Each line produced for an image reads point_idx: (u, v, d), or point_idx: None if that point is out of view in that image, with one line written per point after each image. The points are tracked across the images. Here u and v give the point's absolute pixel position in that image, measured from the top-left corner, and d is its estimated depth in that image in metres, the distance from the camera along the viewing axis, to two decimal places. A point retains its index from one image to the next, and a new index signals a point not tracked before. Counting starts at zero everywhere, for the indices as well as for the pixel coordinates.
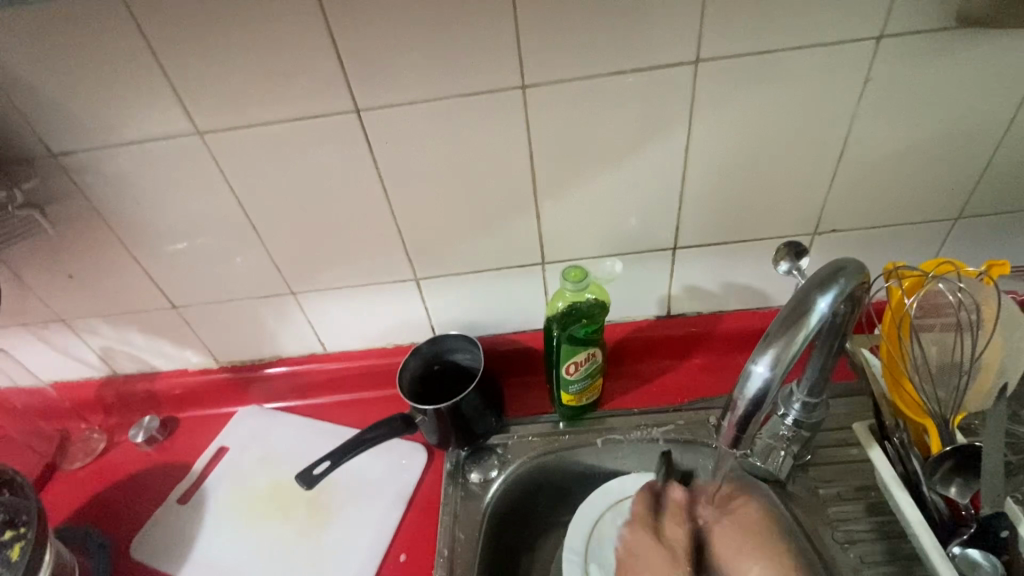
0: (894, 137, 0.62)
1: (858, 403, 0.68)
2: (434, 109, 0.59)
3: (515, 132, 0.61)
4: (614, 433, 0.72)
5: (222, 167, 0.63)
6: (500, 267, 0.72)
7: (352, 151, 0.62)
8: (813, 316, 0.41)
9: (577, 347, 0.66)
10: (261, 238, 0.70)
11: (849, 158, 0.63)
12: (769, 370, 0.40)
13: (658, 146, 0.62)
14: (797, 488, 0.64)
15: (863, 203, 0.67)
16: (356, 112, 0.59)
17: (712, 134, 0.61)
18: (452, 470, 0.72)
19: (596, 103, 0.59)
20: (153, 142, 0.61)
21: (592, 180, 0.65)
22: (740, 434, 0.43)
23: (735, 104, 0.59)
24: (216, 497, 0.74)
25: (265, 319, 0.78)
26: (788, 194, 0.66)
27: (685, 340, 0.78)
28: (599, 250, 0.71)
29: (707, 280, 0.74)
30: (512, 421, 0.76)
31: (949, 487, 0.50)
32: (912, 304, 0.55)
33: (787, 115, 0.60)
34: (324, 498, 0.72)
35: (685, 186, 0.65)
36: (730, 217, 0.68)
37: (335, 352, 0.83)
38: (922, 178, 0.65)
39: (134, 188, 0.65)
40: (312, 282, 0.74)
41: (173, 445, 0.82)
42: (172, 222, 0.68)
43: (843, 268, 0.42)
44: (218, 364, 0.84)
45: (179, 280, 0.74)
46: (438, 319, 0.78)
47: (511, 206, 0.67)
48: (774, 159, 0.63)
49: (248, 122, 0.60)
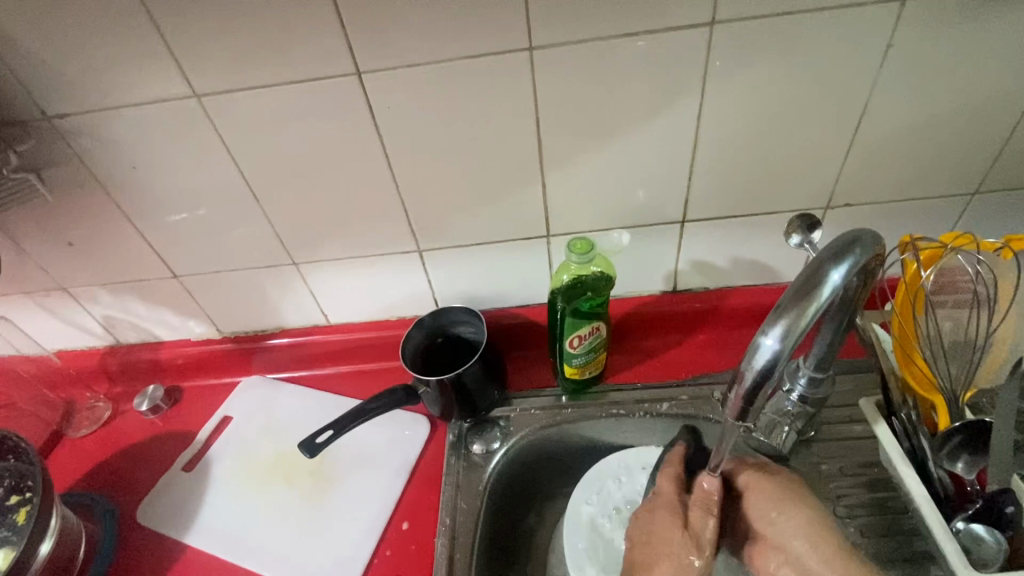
0: (915, 106, 0.59)
1: (864, 379, 0.68)
2: (438, 73, 0.57)
3: (521, 97, 0.59)
4: (618, 407, 0.72)
5: (221, 132, 0.62)
6: (505, 238, 0.71)
7: (353, 116, 0.60)
8: (826, 288, 0.40)
9: (581, 320, 0.65)
10: (262, 206, 0.68)
11: (867, 127, 0.61)
12: (778, 342, 0.40)
13: (669, 113, 0.60)
14: (800, 463, 0.64)
15: (878, 176, 0.65)
16: (356, 75, 0.57)
17: (726, 101, 0.59)
18: (454, 441, 0.72)
19: (605, 67, 0.57)
20: (149, 105, 0.59)
21: (600, 149, 0.63)
22: (746, 407, 0.43)
23: (751, 70, 0.57)
24: (220, 465, 0.75)
25: (267, 289, 0.78)
26: (802, 166, 0.64)
27: (690, 316, 0.77)
28: (606, 222, 0.69)
29: (715, 255, 0.73)
30: (515, 394, 0.76)
31: (956, 463, 0.50)
32: (929, 277, 0.53)
33: (804, 82, 0.57)
34: (328, 466, 0.73)
35: (696, 155, 0.63)
36: (741, 190, 0.66)
37: (338, 324, 0.82)
38: (940, 151, 0.63)
39: (132, 154, 0.63)
40: (314, 252, 0.73)
41: (177, 414, 0.82)
42: (171, 190, 0.67)
43: (858, 239, 0.41)
44: (221, 334, 0.84)
45: (180, 250, 0.73)
46: (442, 291, 0.78)
47: (518, 176, 0.65)
48: (788, 130, 0.61)
49: (246, 85, 0.58)
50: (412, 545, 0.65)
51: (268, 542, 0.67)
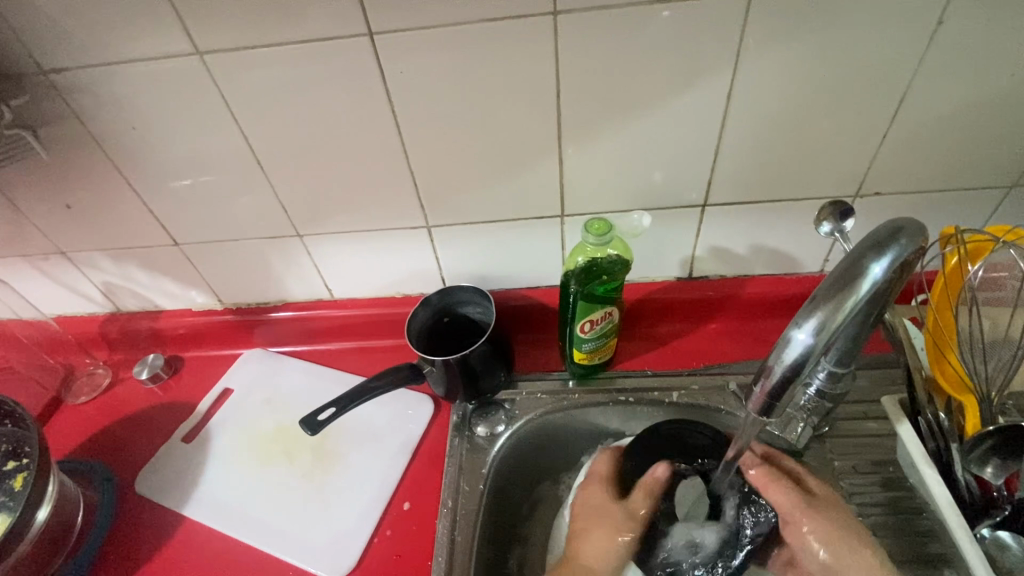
0: (960, 92, 0.56)
1: (884, 375, 0.66)
2: (455, 36, 0.53)
3: (542, 66, 0.55)
4: (625, 395, 0.71)
5: (225, 94, 0.59)
6: (517, 217, 0.68)
7: (363, 80, 0.57)
8: (865, 282, 0.37)
9: (594, 304, 0.63)
10: (266, 174, 0.66)
11: (907, 111, 0.58)
12: (811, 337, 0.38)
13: (698, 90, 0.57)
14: (812, 458, 0.62)
15: (912, 165, 0.62)
16: (368, 36, 0.54)
17: (759, 78, 0.56)
18: (458, 422, 0.70)
19: (633, 36, 0.53)
20: (150, 62, 0.56)
21: (622, 126, 0.60)
22: (772, 402, 0.41)
23: (788, 45, 0.53)
24: (220, 437, 0.74)
25: (270, 261, 0.76)
26: (834, 150, 0.61)
27: (704, 304, 0.74)
28: (624, 202, 0.66)
29: (735, 242, 0.70)
30: (521, 377, 0.74)
31: (984, 467, 0.47)
32: (975, 271, 0.50)
33: (843, 60, 0.54)
34: (329, 442, 0.72)
35: (723, 136, 0.60)
36: (768, 174, 0.63)
37: (342, 299, 0.80)
38: (983, 140, 0.60)
39: (132, 114, 0.61)
40: (320, 224, 0.71)
41: (177, 384, 0.81)
42: (174, 154, 0.64)
43: (902, 228, 0.38)
44: (223, 305, 0.82)
45: (182, 217, 0.71)
46: (450, 269, 0.75)
47: (534, 152, 0.62)
48: (822, 112, 0.58)
49: (251, 43, 0.55)
50: (413, 526, 0.64)
51: (266, 517, 0.66)
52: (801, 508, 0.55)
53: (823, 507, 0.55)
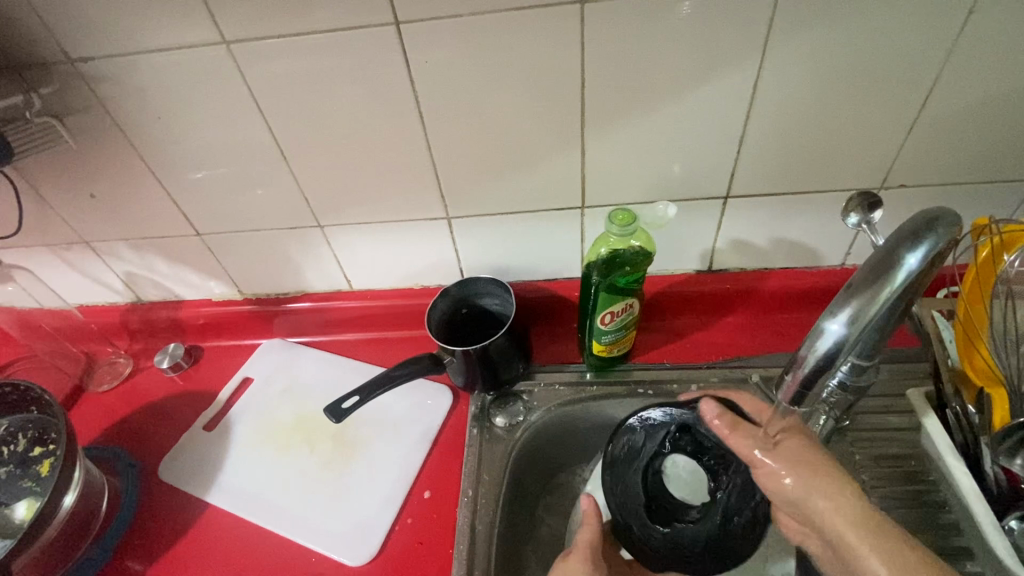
0: (990, 83, 0.55)
1: (907, 369, 0.65)
2: (480, 25, 0.53)
3: (567, 56, 0.55)
4: (643, 387, 0.71)
5: (249, 83, 0.59)
6: (538, 208, 0.68)
7: (388, 70, 0.57)
8: (900, 273, 0.37)
9: (615, 296, 0.63)
10: (288, 165, 0.66)
11: (935, 102, 0.57)
12: (844, 328, 0.38)
13: (723, 81, 0.56)
14: (833, 451, 0.62)
15: (938, 158, 0.61)
16: (394, 26, 0.54)
17: (786, 69, 0.55)
18: (477, 413, 0.71)
19: (660, 25, 0.52)
20: (176, 52, 0.57)
21: (645, 117, 0.59)
22: (804, 391, 0.42)
23: (817, 36, 0.53)
24: (240, 425, 0.74)
25: (289, 251, 0.76)
26: (859, 142, 0.60)
27: (723, 297, 0.74)
28: (645, 193, 0.66)
29: (755, 234, 0.70)
30: (539, 368, 0.74)
31: (1013, 459, 0.46)
32: (1011, 262, 0.50)
33: (872, 51, 0.53)
34: (349, 431, 0.72)
35: (747, 127, 0.60)
36: (791, 166, 0.63)
37: (360, 290, 0.81)
38: (1012, 132, 0.59)
39: (157, 103, 0.61)
40: (339, 214, 0.71)
41: (197, 373, 0.82)
42: (198, 145, 0.65)
43: (938, 218, 0.38)
44: (242, 296, 0.83)
45: (205, 208, 0.71)
46: (468, 261, 0.75)
47: (556, 143, 0.62)
48: (849, 103, 0.57)
49: (276, 32, 0.55)
50: (434, 515, 0.64)
51: (287, 504, 0.67)
52: (767, 451, 0.50)
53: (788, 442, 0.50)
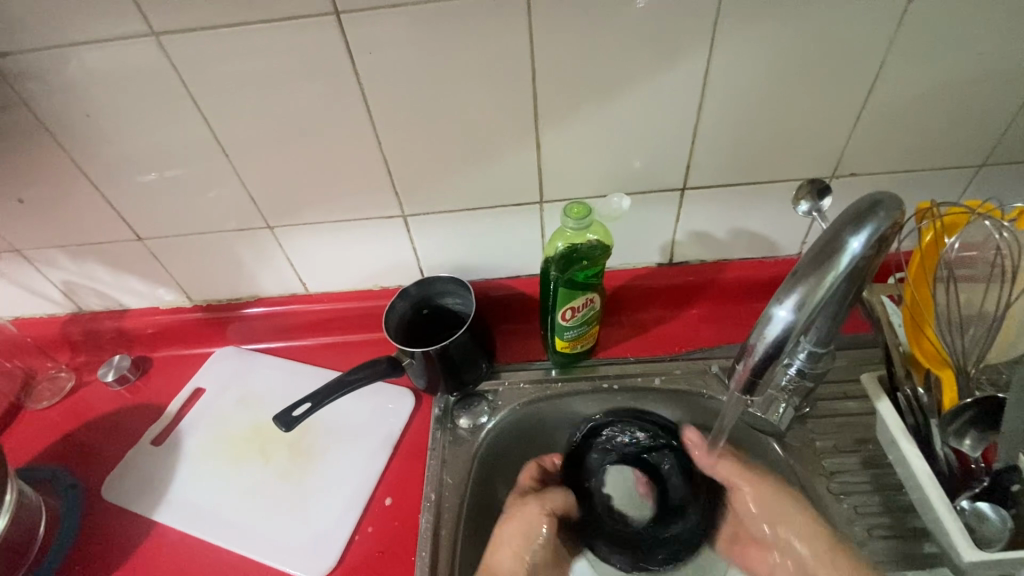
0: (931, 71, 0.56)
1: (863, 354, 0.66)
2: (424, 15, 0.52)
3: (516, 47, 0.54)
4: (608, 382, 0.70)
5: (184, 77, 0.56)
6: (495, 203, 0.67)
7: (330, 63, 0.55)
8: (843, 258, 0.37)
9: (575, 291, 0.62)
10: (233, 165, 0.63)
11: (881, 89, 0.57)
12: (792, 314, 0.37)
13: (674, 70, 0.56)
14: (794, 438, 0.62)
15: (885, 146, 0.62)
16: (335, 16, 0.52)
17: (736, 60, 0.55)
18: (440, 415, 0.69)
19: (608, 14, 0.52)
20: (103, 45, 0.53)
21: (598, 109, 0.59)
22: (755, 380, 0.41)
23: (764, 23, 0.52)
24: (192, 438, 0.71)
25: (238, 254, 0.73)
26: (810, 131, 0.61)
27: (684, 289, 0.74)
28: (603, 185, 0.65)
29: (713, 225, 0.70)
30: (503, 367, 0.73)
31: (963, 440, 0.48)
32: (952, 243, 0.51)
33: (818, 39, 0.53)
34: (308, 440, 0.69)
35: (700, 117, 0.59)
36: (745, 156, 0.63)
37: (317, 293, 0.78)
38: (955, 119, 0.60)
39: (86, 101, 0.57)
40: (290, 216, 0.68)
41: (146, 385, 0.78)
42: (134, 146, 0.61)
43: (880, 202, 0.38)
44: (193, 303, 0.79)
45: (146, 212, 0.68)
46: (427, 260, 0.74)
47: (509, 136, 0.61)
48: (798, 92, 0.58)
49: (209, 23, 0.52)
50: (396, 521, 0.62)
51: (241, 518, 0.64)
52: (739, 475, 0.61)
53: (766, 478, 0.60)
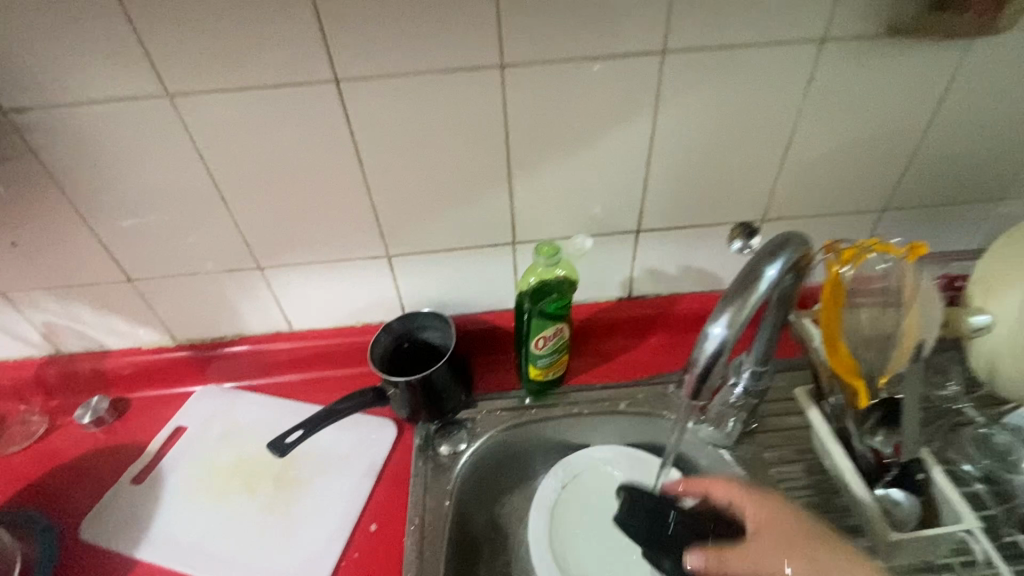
0: (835, 136, 0.67)
1: (798, 374, 0.75)
2: (412, 85, 0.60)
3: (491, 111, 0.62)
4: (579, 407, 0.76)
5: (190, 132, 0.62)
6: (472, 244, 0.74)
7: (327, 121, 0.62)
8: (762, 283, 0.45)
9: (546, 321, 0.68)
10: (228, 210, 0.68)
11: (797, 149, 0.68)
12: (724, 331, 0.45)
13: (624, 132, 0.66)
14: (745, 451, 0.69)
15: (804, 195, 0.73)
16: (334, 82, 0.59)
17: (676, 124, 0.65)
18: (421, 444, 0.73)
19: (569, 85, 0.61)
20: (117, 103, 0.59)
21: (563, 162, 0.68)
22: (700, 388, 0.48)
23: (697, 95, 0.63)
24: (174, 476, 0.72)
25: (226, 293, 0.76)
26: (743, 182, 0.71)
27: (644, 320, 0.82)
28: (568, 227, 0.73)
29: (666, 262, 0.79)
30: (480, 397, 0.78)
31: (875, 437, 0.60)
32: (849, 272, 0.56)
33: (743, 109, 0.64)
34: (292, 472, 0.72)
35: (649, 170, 0.69)
36: (690, 203, 0.73)
37: (300, 330, 0.82)
38: (859, 173, 0.72)
39: (93, 152, 0.62)
40: (279, 256, 0.73)
41: (123, 427, 0.78)
42: (134, 192, 0.66)
43: (790, 239, 0.47)
44: (175, 343, 0.81)
45: (138, 253, 0.71)
46: (408, 297, 0.79)
47: (485, 186, 0.69)
48: (729, 151, 0.68)
49: (216, 86, 0.59)
50: (380, 548, 0.65)
51: (226, 552, 0.65)
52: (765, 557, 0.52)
53: (776, 539, 0.52)
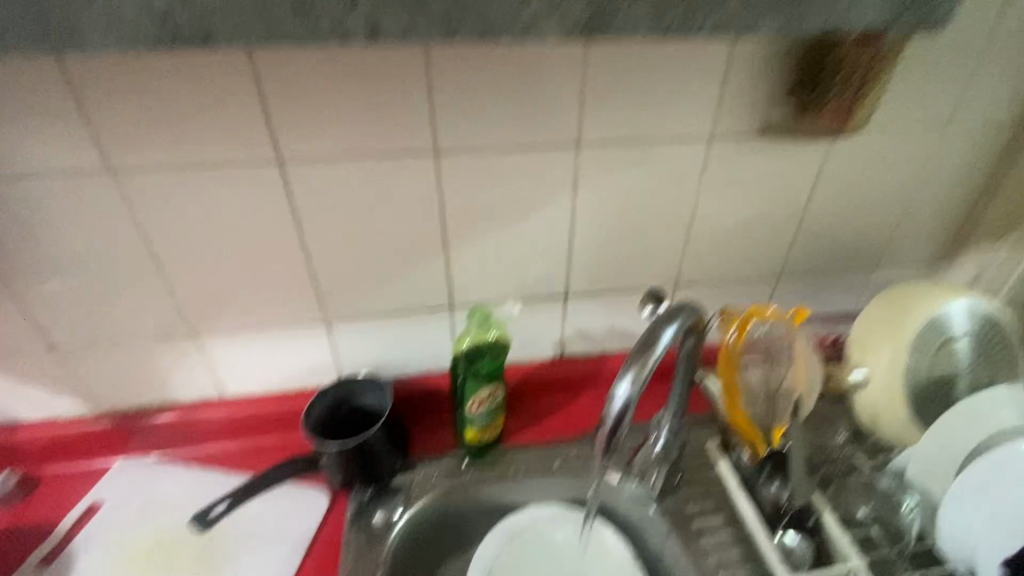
0: (731, 215, 0.77)
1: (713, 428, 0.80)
2: (351, 165, 0.65)
3: (425, 189, 0.68)
4: (514, 468, 0.78)
5: (132, 204, 0.64)
6: (409, 309, 0.77)
7: (269, 196, 0.66)
8: (660, 345, 0.52)
9: (481, 382, 0.72)
10: (165, 277, 0.69)
11: (700, 226, 0.78)
12: (629, 390, 0.50)
13: (547, 209, 0.73)
14: (670, 505, 0.72)
15: (712, 266, 0.82)
16: (277, 162, 0.64)
17: (592, 203, 0.73)
18: (355, 513, 0.72)
19: (496, 168, 0.68)
20: (59, 176, 0.61)
21: (493, 235, 0.74)
22: (610, 444, 0.52)
23: (609, 180, 0.72)
24: (86, 558, 0.68)
25: (156, 360, 0.75)
26: (656, 254, 0.79)
27: (575, 379, 0.87)
28: (500, 293, 0.79)
29: (593, 324, 0.85)
30: (416, 460, 0.78)
31: (773, 485, 0.68)
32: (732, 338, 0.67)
33: (650, 191, 0.73)
34: (216, 546, 0.69)
35: (572, 243, 0.76)
36: (612, 271, 0.80)
37: (232, 397, 0.81)
38: (757, 248, 0.81)
39: (29, 220, 0.63)
40: (215, 322, 0.74)
41: (29, 506, 0.73)
42: (68, 259, 0.66)
43: (682, 308, 0.55)
44: (97, 412, 0.78)
45: (65, 319, 0.70)
46: (346, 361, 0.81)
47: (421, 256, 0.73)
48: (642, 227, 0.76)
49: (161, 163, 0.62)
50: None
51: None
52: None
53: None
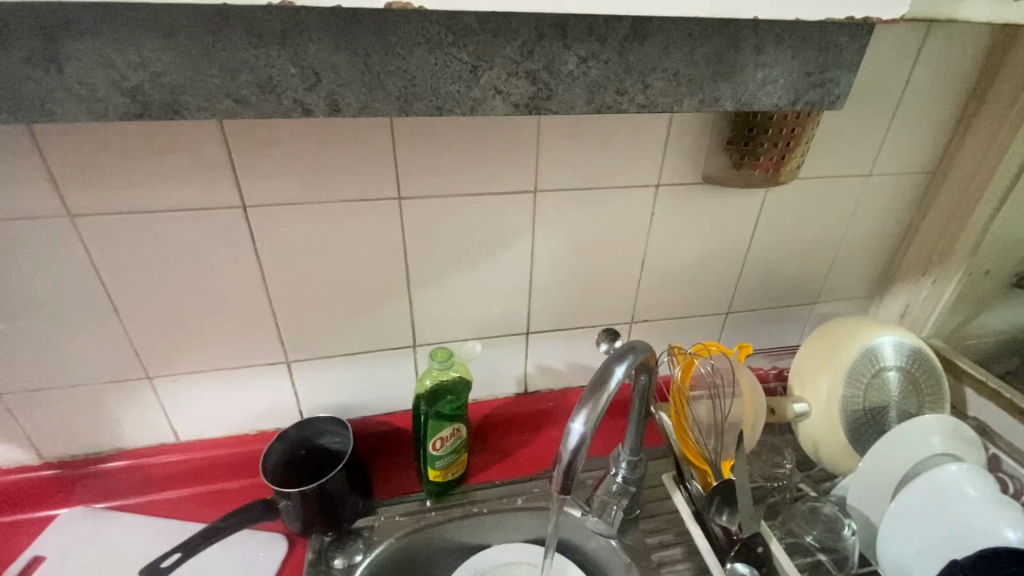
0: (680, 256, 0.82)
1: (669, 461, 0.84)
2: (316, 210, 0.67)
3: (389, 233, 0.71)
4: (477, 506, 0.78)
5: (89, 248, 0.64)
6: (373, 348, 0.78)
7: (233, 239, 0.66)
8: (612, 381, 0.54)
9: (442, 421, 0.73)
10: (121, 320, 0.68)
11: (653, 266, 0.82)
12: (583, 426, 0.52)
13: (508, 251, 0.76)
14: (631, 538, 0.73)
15: (665, 303, 0.86)
16: (242, 207, 0.65)
17: (551, 245, 0.77)
18: (314, 558, 0.71)
19: (458, 214, 0.71)
20: (13, 221, 0.61)
21: (456, 276, 0.76)
22: (567, 481, 0.54)
23: (566, 224, 0.76)
24: None
25: (107, 406, 0.73)
26: (612, 292, 0.83)
27: (537, 415, 0.89)
28: (464, 331, 0.81)
29: (554, 360, 0.88)
30: (379, 502, 0.78)
31: (722, 515, 0.67)
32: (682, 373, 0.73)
33: (604, 234, 0.78)
34: None
35: (533, 283, 0.79)
36: (571, 308, 0.83)
37: (188, 442, 0.79)
38: (707, 286, 0.86)
39: None
40: (172, 365, 0.73)
41: None
42: (18, 303, 0.65)
43: (633, 347, 0.58)
44: (42, 461, 0.75)
45: (11, 365, 0.68)
46: (308, 402, 0.80)
47: (385, 296, 0.75)
48: (598, 267, 0.80)
49: (123, 208, 0.62)
50: None
51: None
52: None
53: None
